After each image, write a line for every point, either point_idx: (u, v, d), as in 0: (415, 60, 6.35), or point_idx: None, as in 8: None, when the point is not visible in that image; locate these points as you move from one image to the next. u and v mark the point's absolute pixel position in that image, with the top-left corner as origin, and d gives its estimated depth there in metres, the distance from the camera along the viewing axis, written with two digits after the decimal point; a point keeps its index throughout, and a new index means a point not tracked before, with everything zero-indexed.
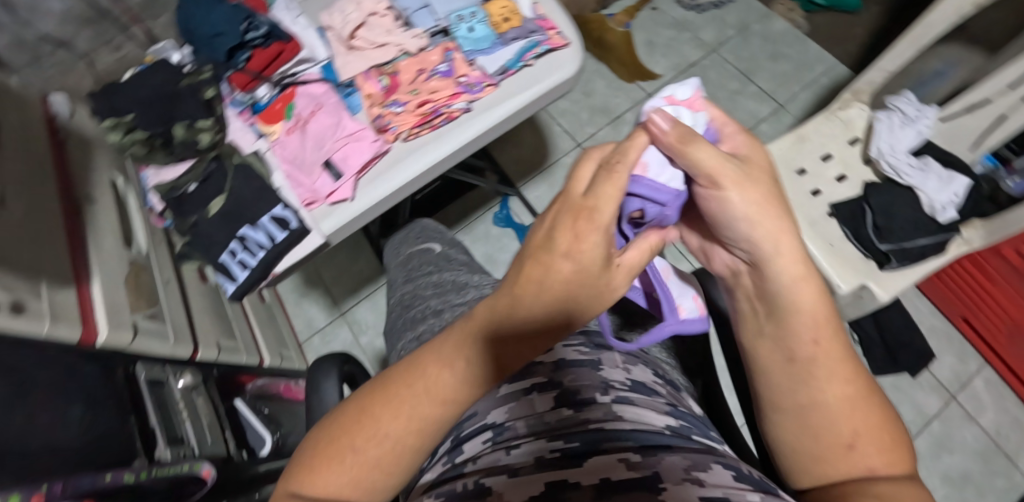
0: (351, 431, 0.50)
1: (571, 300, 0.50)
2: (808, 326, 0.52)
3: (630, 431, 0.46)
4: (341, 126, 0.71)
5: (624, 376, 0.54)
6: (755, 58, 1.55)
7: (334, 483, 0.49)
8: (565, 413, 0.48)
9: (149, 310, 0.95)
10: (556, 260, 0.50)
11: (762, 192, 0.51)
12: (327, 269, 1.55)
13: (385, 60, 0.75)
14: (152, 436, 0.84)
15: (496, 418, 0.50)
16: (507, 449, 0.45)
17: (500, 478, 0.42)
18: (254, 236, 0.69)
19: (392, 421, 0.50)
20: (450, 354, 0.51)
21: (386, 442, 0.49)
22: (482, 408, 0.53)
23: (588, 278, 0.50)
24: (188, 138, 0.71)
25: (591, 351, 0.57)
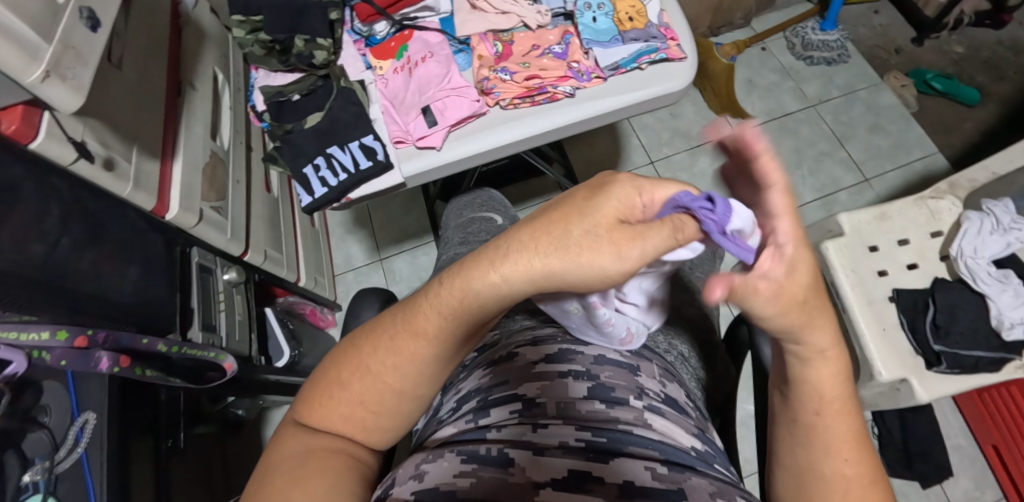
0: (343, 366, 0.50)
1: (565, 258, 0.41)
2: (813, 397, 0.48)
3: (657, 443, 0.46)
4: (448, 78, 0.72)
5: (659, 388, 0.54)
6: (852, 126, 1.50)
7: (331, 415, 0.50)
8: (596, 406, 0.49)
9: (217, 202, 0.99)
10: (571, 219, 0.41)
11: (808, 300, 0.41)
12: (378, 213, 1.58)
13: (505, 27, 0.76)
14: (189, 316, 0.88)
15: (526, 391, 0.51)
16: (534, 427, 0.47)
17: (524, 452, 0.44)
18: (340, 157, 0.71)
19: (377, 360, 0.49)
20: (427, 300, 0.47)
21: (376, 381, 0.49)
22: (514, 377, 0.53)
23: (594, 243, 0.41)
24: (306, 51, 0.75)
25: (632, 356, 0.57)
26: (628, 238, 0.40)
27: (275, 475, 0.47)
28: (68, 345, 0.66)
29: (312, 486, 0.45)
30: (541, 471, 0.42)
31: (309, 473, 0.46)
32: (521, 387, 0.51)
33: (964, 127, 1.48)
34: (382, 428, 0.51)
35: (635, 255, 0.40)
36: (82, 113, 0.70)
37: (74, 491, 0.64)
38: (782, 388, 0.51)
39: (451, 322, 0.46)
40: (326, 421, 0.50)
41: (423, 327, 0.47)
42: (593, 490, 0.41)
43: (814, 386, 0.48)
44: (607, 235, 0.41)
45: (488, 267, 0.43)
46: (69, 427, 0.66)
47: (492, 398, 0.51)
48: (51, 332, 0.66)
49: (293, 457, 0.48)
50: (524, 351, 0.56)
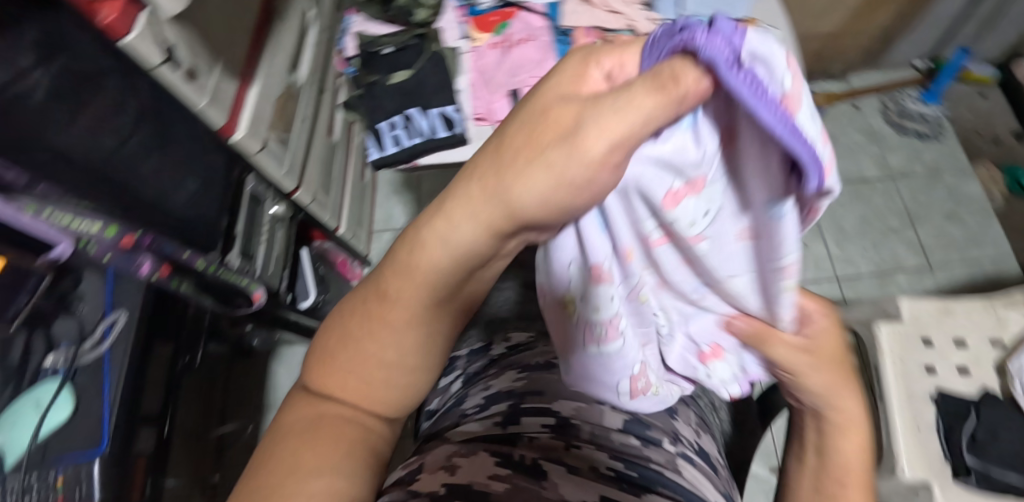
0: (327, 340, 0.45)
1: (521, 162, 0.35)
2: (845, 466, 0.51)
3: (686, 491, 0.45)
4: (544, 66, 0.70)
5: (692, 437, 0.53)
6: (929, 208, 1.43)
7: (326, 384, 0.45)
8: (630, 440, 0.48)
9: (281, 135, 0.99)
10: (526, 131, 0.35)
11: (833, 373, 0.50)
12: (428, 181, 1.58)
13: (612, 28, 0.74)
14: (231, 240, 0.88)
15: (562, 408, 0.50)
16: (567, 445, 0.45)
17: (558, 468, 0.43)
18: (419, 120, 0.69)
19: (359, 327, 0.43)
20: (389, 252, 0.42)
21: (358, 349, 0.43)
22: (550, 390, 0.52)
23: (546, 142, 0.34)
24: (409, 7, 0.73)
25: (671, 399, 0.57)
26: (581, 119, 0.33)
27: (283, 439, 0.45)
28: (115, 242, 0.69)
29: (318, 452, 0.44)
30: (572, 491, 0.40)
31: (314, 440, 0.44)
32: (557, 403, 0.51)
33: None
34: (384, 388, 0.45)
35: (599, 142, 0.33)
36: (179, 19, 0.69)
37: (92, 385, 0.65)
38: (815, 454, 0.53)
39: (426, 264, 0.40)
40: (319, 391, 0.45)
41: (400, 268, 0.41)
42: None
43: (844, 453, 0.51)
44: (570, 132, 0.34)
45: (448, 198, 0.38)
46: (102, 320, 0.68)
47: (524, 406, 0.50)
48: (101, 225, 0.67)
49: (299, 423, 0.45)
50: None
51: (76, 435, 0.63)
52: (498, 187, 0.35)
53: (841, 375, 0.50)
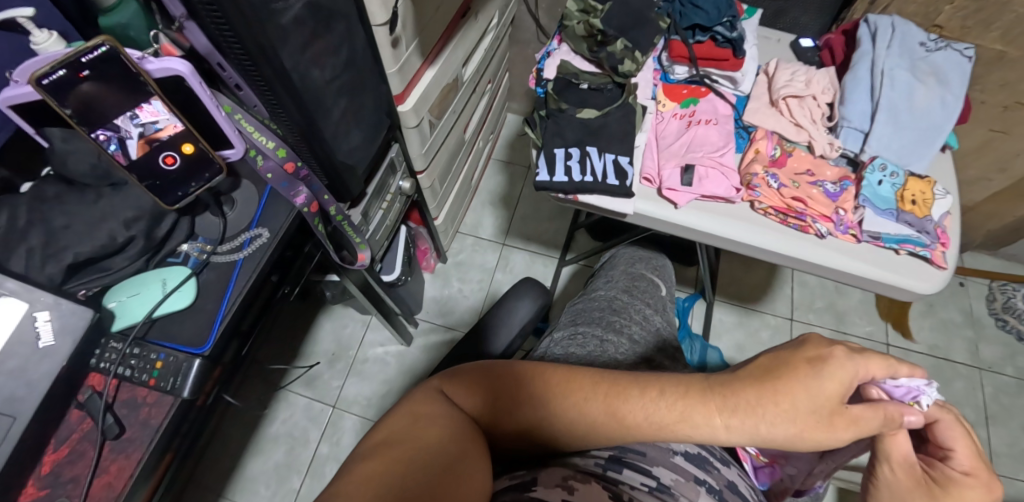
0: (513, 371, 0.55)
1: (751, 408, 0.48)
2: None
3: None
4: (721, 152, 0.72)
5: None
6: (1010, 413, 1.37)
7: (475, 398, 0.54)
8: None
9: (434, 119, 1.04)
10: (777, 389, 0.48)
11: None
12: (526, 206, 1.61)
13: (792, 138, 0.75)
14: (360, 197, 0.93)
15: (660, 474, 0.58)
16: None
17: None
18: (593, 160, 0.71)
19: (553, 390, 0.54)
20: (594, 392, 0.53)
21: (543, 405, 0.54)
22: (652, 453, 0.60)
23: (770, 395, 0.48)
24: (619, 56, 0.74)
25: (749, 493, 0.64)
26: (804, 381, 0.48)
27: (411, 418, 0.50)
28: (280, 164, 0.72)
29: (446, 436, 0.49)
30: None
31: (448, 434, 0.50)
32: (656, 467, 0.58)
33: None
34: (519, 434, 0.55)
35: (805, 406, 0.48)
36: None
37: (215, 288, 0.70)
38: None
39: (620, 421, 0.52)
40: (464, 400, 0.54)
41: (602, 409, 0.53)
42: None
43: None
44: (824, 417, 0.48)
45: (662, 396, 0.52)
46: (245, 231, 0.73)
47: (625, 458, 0.58)
48: (275, 145, 0.71)
49: (432, 416, 0.51)
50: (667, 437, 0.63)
51: (184, 329, 0.68)
52: (720, 403, 0.50)
53: None
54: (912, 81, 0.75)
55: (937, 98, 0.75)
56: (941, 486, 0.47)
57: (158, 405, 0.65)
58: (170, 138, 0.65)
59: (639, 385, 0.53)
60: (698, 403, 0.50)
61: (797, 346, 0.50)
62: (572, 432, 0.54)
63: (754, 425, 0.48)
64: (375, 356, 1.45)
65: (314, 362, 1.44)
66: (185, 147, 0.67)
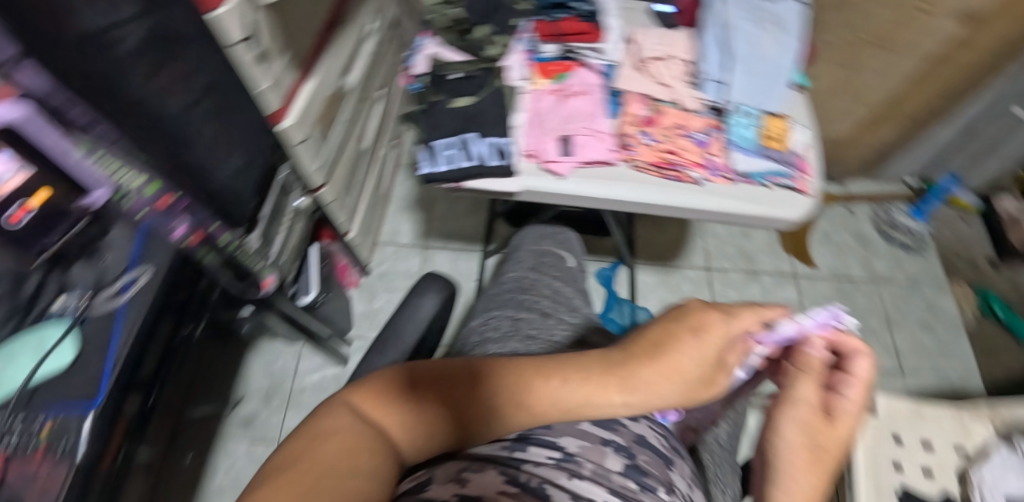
0: (417, 375, 0.49)
1: (648, 385, 0.50)
2: None
3: None
4: (593, 120, 0.75)
5: (686, 491, 0.52)
6: (907, 315, 1.51)
7: (384, 407, 0.46)
8: (629, 484, 0.47)
9: (322, 132, 1.03)
10: (659, 358, 0.51)
11: (820, 466, 0.47)
12: (441, 206, 1.62)
13: (659, 98, 0.79)
14: (256, 222, 0.91)
15: (566, 445, 0.50)
16: (570, 476, 0.46)
17: (561, 495, 0.43)
18: (472, 145, 0.72)
19: (463, 387, 0.49)
20: (501, 387, 0.49)
21: (454, 404, 0.48)
22: (557, 426, 0.52)
23: (664, 364, 0.51)
24: (484, 41, 0.80)
25: (667, 449, 0.55)
26: (697, 335, 0.53)
27: (322, 439, 0.42)
28: (152, 201, 0.71)
29: (369, 456, 0.43)
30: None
31: (371, 453, 0.43)
32: (562, 438, 0.50)
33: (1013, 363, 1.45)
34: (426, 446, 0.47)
35: (691, 364, 0.51)
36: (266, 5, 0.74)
37: (99, 339, 0.68)
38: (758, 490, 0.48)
39: (532, 415, 0.49)
40: (370, 410, 0.46)
41: (512, 404, 0.49)
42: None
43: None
44: (706, 377, 0.52)
45: (567, 383, 0.50)
46: (122, 275, 0.72)
47: (533, 434, 0.51)
48: (144, 183, 0.69)
49: (342, 429, 0.43)
50: None
51: (70, 386, 0.65)
52: (623, 379, 0.50)
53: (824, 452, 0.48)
54: (755, 30, 0.81)
55: (779, 43, 0.81)
56: (834, 417, 0.50)
57: (54, 473, 0.60)
58: (19, 191, 0.61)
59: (552, 367, 0.50)
60: (609, 379, 0.50)
61: (679, 318, 0.54)
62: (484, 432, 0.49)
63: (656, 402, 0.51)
64: (313, 383, 1.42)
65: (249, 401, 1.39)
66: (41, 193, 0.63)
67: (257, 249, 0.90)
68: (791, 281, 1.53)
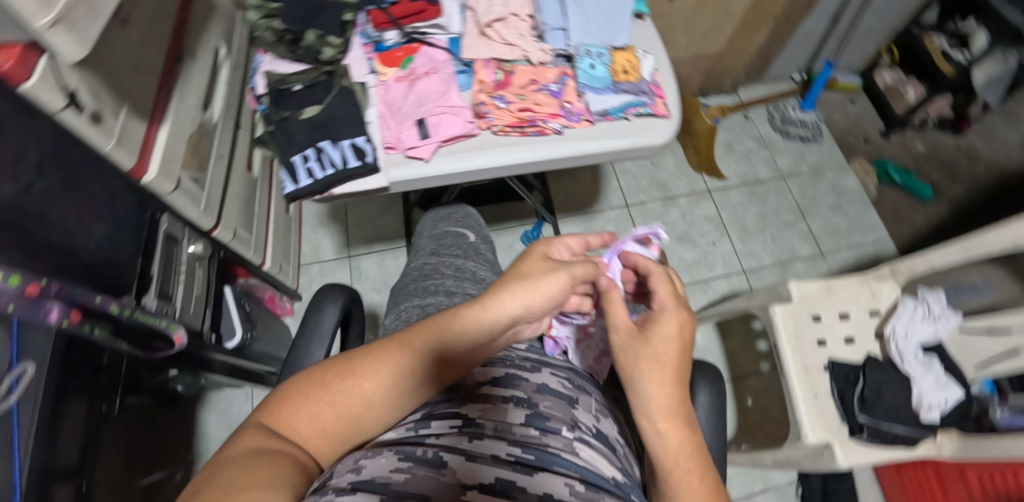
0: (312, 372, 0.52)
1: (498, 291, 0.56)
2: (672, 441, 0.49)
3: (581, 468, 0.45)
4: (446, 97, 0.74)
5: (592, 423, 0.53)
6: (816, 201, 1.60)
7: (289, 413, 0.49)
8: (530, 431, 0.48)
9: (196, 174, 1.00)
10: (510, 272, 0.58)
11: (656, 371, 0.51)
12: (355, 211, 1.59)
13: (508, 58, 0.79)
14: (147, 282, 0.88)
15: (469, 411, 0.50)
16: (469, 437, 0.46)
17: (458, 457, 0.43)
18: (330, 152, 0.72)
19: (363, 366, 0.52)
20: (390, 345, 0.53)
21: (355, 385, 0.51)
22: (460, 396, 0.53)
23: (506, 276, 0.58)
24: (315, 47, 0.75)
25: (571, 389, 0.57)
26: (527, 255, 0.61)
27: (226, 467, 0.43)
28: (19, 291, 0.66)
29: (278, 470, 0.44)
30: (469, 479, 0.41)
31: (281, 466, 0.44)
32: (465, 406, 0.51)
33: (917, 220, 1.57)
34: (344, 439, 0.50)
35: (530, 270, 0.58)
36: (80, 65, 0.72)
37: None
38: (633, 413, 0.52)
39: (424, 357, 0.53)
40: (278, 426, 0.49)
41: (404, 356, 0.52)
42: (515, 497, 0.41)
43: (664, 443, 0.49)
44: (545, 266, 0.59)
45: (444, 316, 0.55)
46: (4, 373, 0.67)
47: (437, 412, 0.51)
48: (4, 276, 0.64)
49: (248, 451, 0.45)
50: (471, 372, 0.56)
51: None
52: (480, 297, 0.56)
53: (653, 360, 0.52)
54: None
55: None
56: (649, 325, 0.55)
57: None
58: None
59: (435, 319, 0.55)
60: (483, 303, 0.55)
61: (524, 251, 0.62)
62: (394, 393, 0.52)
63: (517, 301, 0.56)
64: None
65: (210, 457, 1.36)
66: None
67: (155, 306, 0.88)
68: (706, 197, 1.59)
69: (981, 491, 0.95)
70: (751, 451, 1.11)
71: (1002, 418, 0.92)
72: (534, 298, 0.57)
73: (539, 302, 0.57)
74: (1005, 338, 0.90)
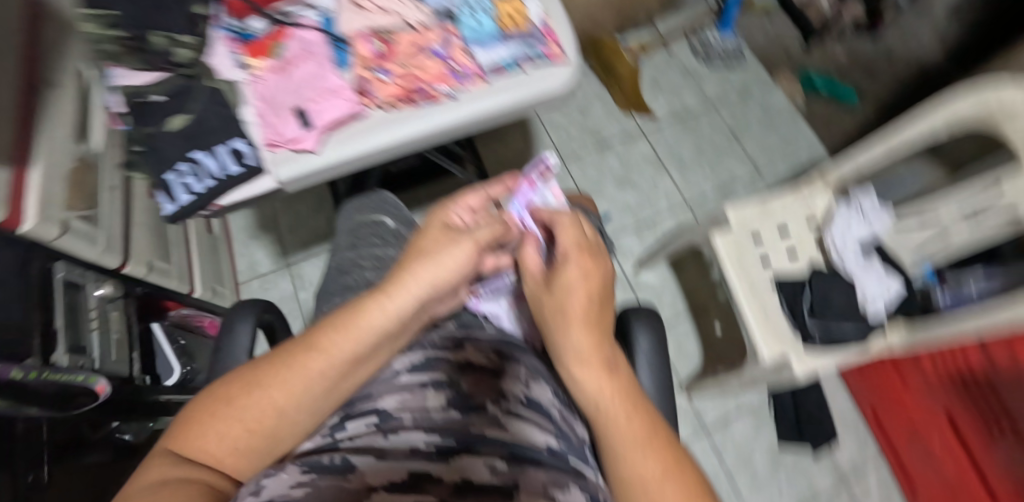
0: (218, 387, 0.48)
1: (410, 268, 0.51)
2: (594, 385, 0.49)
3: (507, 442, 0.44)
4: (324, 78, 0.69)
5: (523, 391, 0.51)
6: (748, 123, 1.60)
7: (195, 438, 0.45)
8: (452, 414, 0.47)
9: (85, 211, 0.88)
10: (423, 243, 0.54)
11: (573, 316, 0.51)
12: (286, 216, 1.48)
13: (386, 27, 0.73)
14: (53, 338, 0.81)
15: (386, 405, 0.48)
16: (386, 435, 0.45)
17: (368, 459, 0.42)
18: (206, 162, 0.66)
19: (270, 375, 0.47)
20: (300, 348, 0.48)
21: (264, 398, 0.47)
22: (377, 390, 0.51)
23: (418, 249, 0.53)
24: (165, 48, 0.67)
25: (499, 360, 0.54)
26: (436, 222, 0.56)
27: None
28: None
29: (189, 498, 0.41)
30: (377, 481, 0.39)
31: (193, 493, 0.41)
32: (382, 400, 0.49)
33: None
34: (263, 453, 0.47)
35: (441, 238, 0.54)
36: None
37: None
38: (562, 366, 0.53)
39: (338, 356, 0.48)
40: (188, 452, 0.45)
41: (315, 359, 0.48)
42: (427, 490, 0.39)
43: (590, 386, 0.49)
44: (454, 233, 0.55)
45: (356, 307, 0.50)
46: None
47: (353, 412, 0.49)
48: None
49: (150, 489, 0.41)
50: (392, 363, 0.54)
51: None
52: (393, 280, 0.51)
53: (565, 304, 0.52)
54: None
55: None
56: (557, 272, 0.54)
57: None
58: None
59: (339, 313, 0.49)
60: (389, 288, 0.50)
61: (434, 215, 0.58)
62: (310, 399, 0.48)
63: (427, 283, 0.51)
64: None
65: None
66: None
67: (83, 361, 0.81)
68: (640, 137, 1.56)
69: (933, 370, 1.17)
70: (717, 378, 1.12)
71: (943, 300, 0.95)
72: (439, 274, 0.51)
73: (446, 280, 0.52)
74: (934, 225, 0.93)
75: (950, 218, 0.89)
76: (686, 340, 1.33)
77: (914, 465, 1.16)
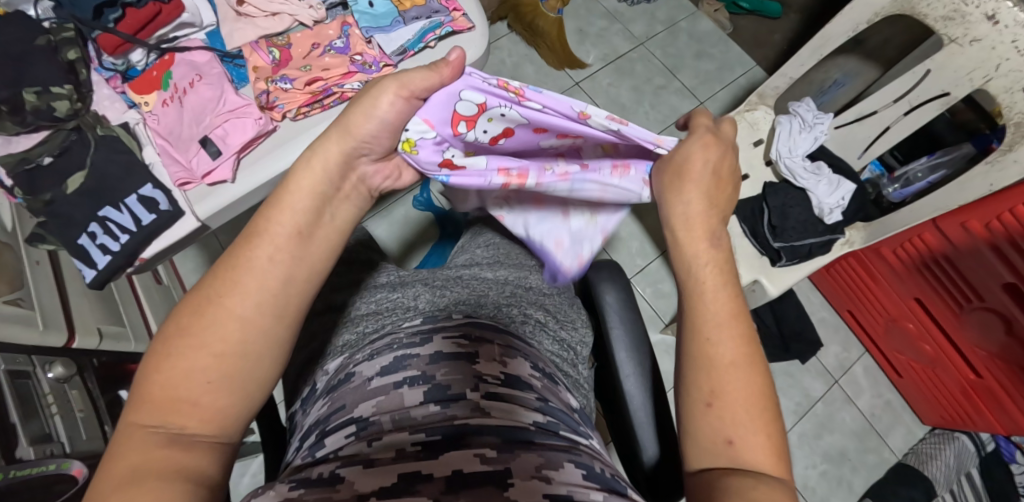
0: (170, 332, 0.44)
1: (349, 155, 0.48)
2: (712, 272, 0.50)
3: (495, 427, 0.44)
4: (223, 101, 0.65)
5: (498, 370, 0.50)
6: (680, 55, 1.58)
7: (161, 390, 0.42)
8: (431, 408, 0.45)
9: (9, 296, 0.70)
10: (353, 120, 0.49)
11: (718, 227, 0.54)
12: None
13: (278, 30, 0.70)
14: (12, 435, 0.65)
15: (362, 412, 0.46)
16: (369, 441, 0.42)
17: (355, 468, 0.39)
18: (116, 217, 0.62)
19: (221, 288, 0.44)
20: (249, 253, 0.45)
21: (221, 310, 0.44)
22: (350, 400, 0.48)
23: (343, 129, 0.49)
24: (42, 106, 0.61)
25: (469, 343, 0.53)
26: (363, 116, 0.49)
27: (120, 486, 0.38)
28: None
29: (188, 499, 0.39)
30: (370, 487, 0.37)
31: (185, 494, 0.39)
32: (357, 408, 0.47)
33: (774, 39, 1.59)
34: (244, 386, 0.44)
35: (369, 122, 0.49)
36: None
37: None
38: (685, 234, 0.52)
39: (286, 251, 0.46)
40: (157, 414, 0.42)
41: (262, 257, 0.45)
42: (421, 491, 0.37)
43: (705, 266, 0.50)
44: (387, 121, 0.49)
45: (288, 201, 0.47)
46: None
47: (329, 427, 0.47)
48: None
49: (131, 464, 0.39)
50: (360, 369, 0.51)
51: None
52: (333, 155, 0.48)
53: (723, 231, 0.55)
54: None
55: None
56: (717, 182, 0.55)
57: None
58: None
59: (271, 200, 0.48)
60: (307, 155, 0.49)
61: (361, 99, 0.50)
62: (270, 308, 0.45)
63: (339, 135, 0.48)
64: None
65: None
66: None
67: (62, 441, 0.73)
68: (577, 91, 1.52)
69: (897, 260, 1.10)
70: None
71: (896, 194, 0.97)
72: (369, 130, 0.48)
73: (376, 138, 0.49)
74: (876, 119, 0.92)
75: (887, 111, 0.90)
76: (661, 281, 1.33)
77: (891, 349, 1.23)
